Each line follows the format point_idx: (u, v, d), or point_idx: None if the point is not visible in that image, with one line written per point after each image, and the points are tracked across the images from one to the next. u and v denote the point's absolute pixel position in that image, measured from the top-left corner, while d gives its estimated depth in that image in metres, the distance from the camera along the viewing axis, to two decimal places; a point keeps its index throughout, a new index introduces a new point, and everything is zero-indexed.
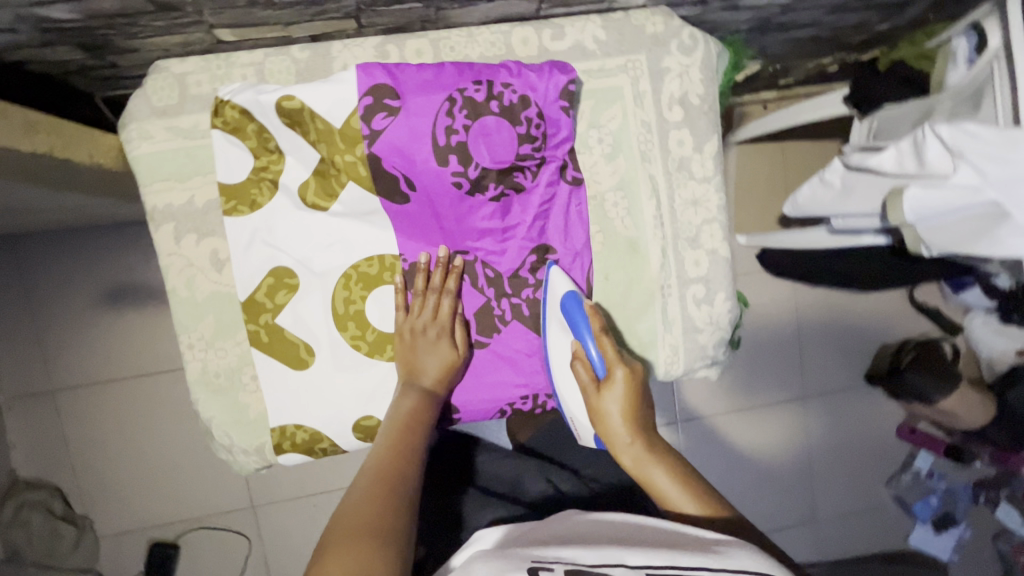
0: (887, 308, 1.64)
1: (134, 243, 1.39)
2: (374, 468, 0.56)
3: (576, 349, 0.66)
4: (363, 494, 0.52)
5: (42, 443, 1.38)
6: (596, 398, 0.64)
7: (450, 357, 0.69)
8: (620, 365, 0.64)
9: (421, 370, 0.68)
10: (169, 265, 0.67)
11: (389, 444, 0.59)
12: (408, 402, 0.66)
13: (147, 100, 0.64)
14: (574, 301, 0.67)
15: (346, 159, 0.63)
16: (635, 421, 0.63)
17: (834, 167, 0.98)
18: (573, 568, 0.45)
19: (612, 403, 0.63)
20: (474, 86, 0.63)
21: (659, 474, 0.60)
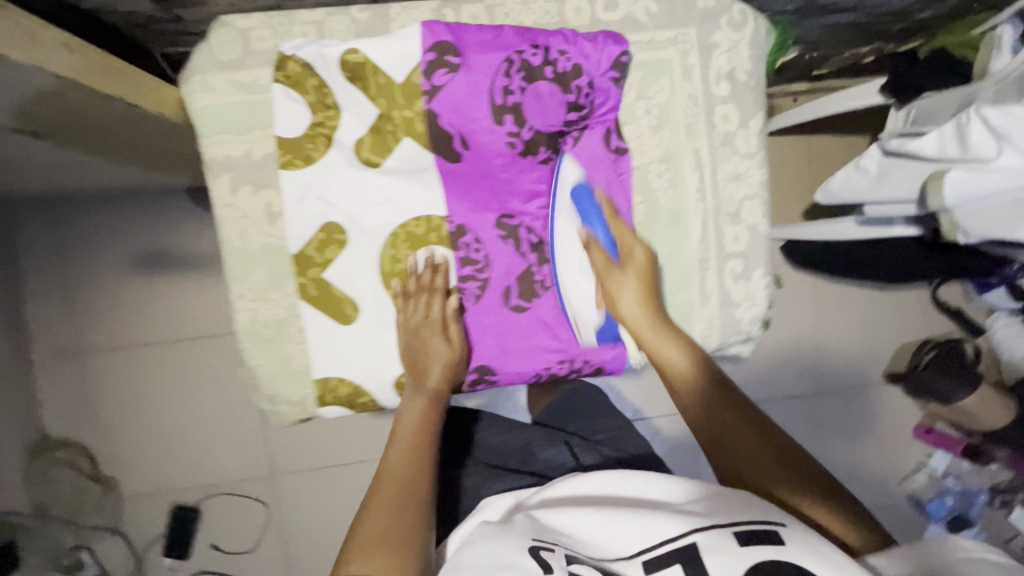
0: (909, 307, 1.63)
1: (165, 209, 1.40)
2: (395, 482, 0.56)
3: (589, 238, 0.70)
4: (390, 516, 0.53)
5: (71, 403, 1.41)
6: (617, 276, 0.69)
7: (448, 353, 0.70)
8: (638, 248, 0.70)
9: (422, 369, 0.69)
10: (225, 216, 0.68)
11: (406, 452, 0.60)
12: (417, 405, 0.66)
13: (210, 53, 0.66)
14: (584, 193, 0.70)
15: (405, 115, 0.66)
16: (649, 303, 0.69)
17: (870, 154, 1.00)
18: (571, 553, 0.49)
19: (629, 284, 0.69)
20: (531, 50, 0.64)
21: (671, 350, 0.67)
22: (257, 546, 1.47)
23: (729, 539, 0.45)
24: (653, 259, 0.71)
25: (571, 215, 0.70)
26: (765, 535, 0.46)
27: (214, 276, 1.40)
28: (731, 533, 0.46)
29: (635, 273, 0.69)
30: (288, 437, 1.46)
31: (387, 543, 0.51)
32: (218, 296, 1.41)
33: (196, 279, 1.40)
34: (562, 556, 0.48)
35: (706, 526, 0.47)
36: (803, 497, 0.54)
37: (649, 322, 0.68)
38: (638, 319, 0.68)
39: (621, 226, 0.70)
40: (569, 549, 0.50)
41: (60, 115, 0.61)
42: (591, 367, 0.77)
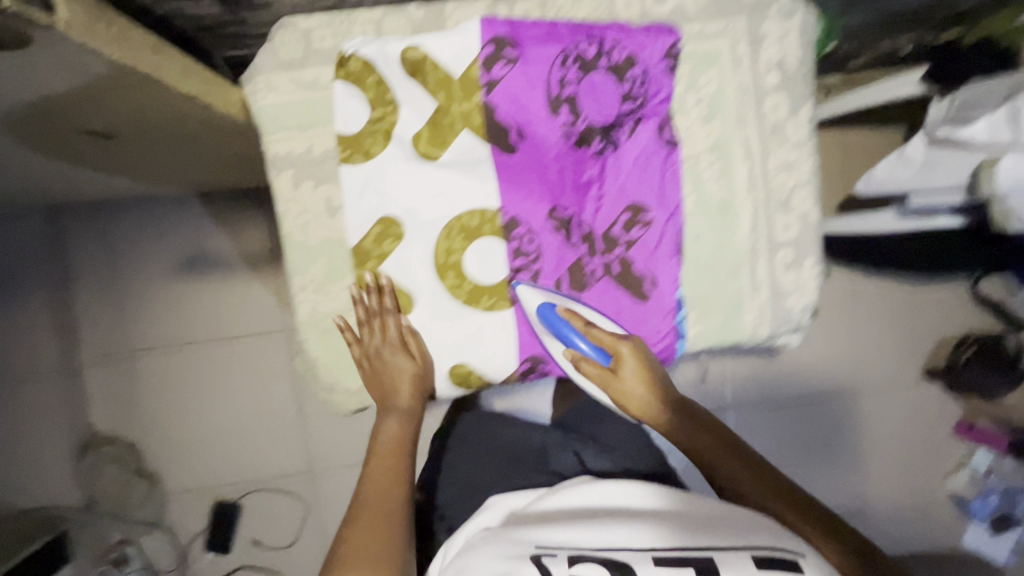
0: (956, 303, 1.56)
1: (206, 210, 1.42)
2: (375, 504, 0.62)
3: (575, 353, 0.70)
4: (373, 534, 0.58)
5: (116, 402, 1.43)
6: (613, 380, 0.70)
7: (411, 370, 0.73)
8: (621, 345, 0.69)
9: (388, 391, 0.72)
10: (288, 210, 0.71)
11: (385, 475, 0.66)
12: (392, 424, 0.71)
13: (274, 54, 0.68)
14: (550, 310, 0.70)
15: (463, 108, 0.67)
16: (653, 388, 0.70)
17: (914, 143, 0.99)
18: (576, 553, 0.54)
19: (629, 385, 0.69)
20: (586, 42, 0.66)
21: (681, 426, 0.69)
22: (296, 542, 1.48)
23: (745, 561, 0.51)
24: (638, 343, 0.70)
25: (555, 340, 0.70)
26: (779, 559, 0.51)
27: (253, 277, 1.43)
28: (748, 555, 0.51)
29: (630, 370, 0.69)
30: (324, 434, 1.47)
31: (371, 556, 0.56)
32: (257, 296, 1.44)
33: (236, 280, 1.43)
34: (564, 559, 0.54)
35: (720, 546, 0.53)
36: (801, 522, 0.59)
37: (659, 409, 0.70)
38: (651, 410, 0.70)
39: (597, 331, 0.69)
40: (573, 548, 0.55)
41: (136, 114, 0.63)
42: None
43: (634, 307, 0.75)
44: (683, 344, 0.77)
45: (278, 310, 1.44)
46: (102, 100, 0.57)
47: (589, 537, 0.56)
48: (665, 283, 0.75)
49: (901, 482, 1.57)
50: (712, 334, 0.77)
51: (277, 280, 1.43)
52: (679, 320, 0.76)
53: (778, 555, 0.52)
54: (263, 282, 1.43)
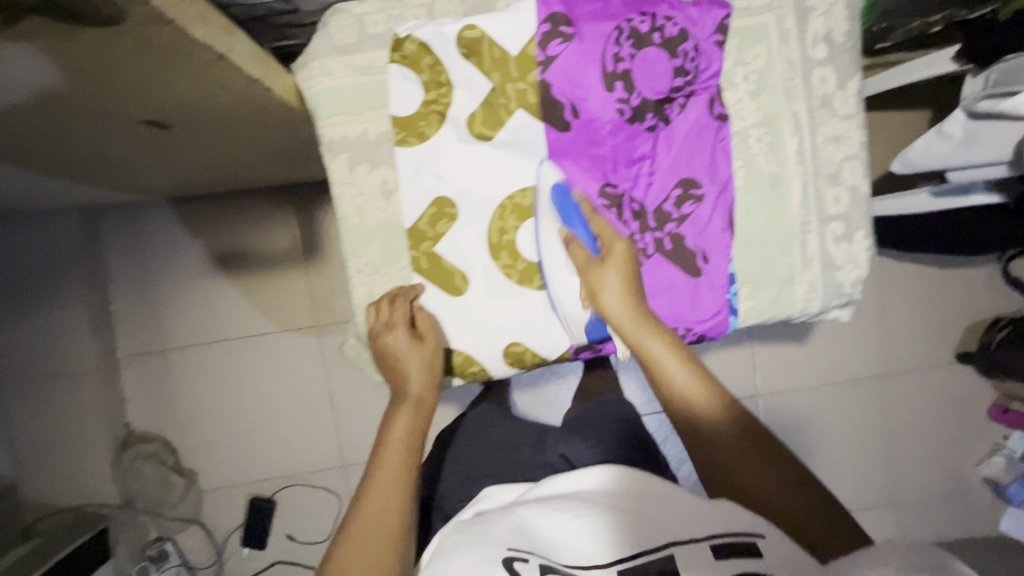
0: (986, 282, 1.54)
1: (234, 207, 1.43)
2: (380, 521, 0.55)
3: (568, 235, 0.71)
4: (368, 554, 0.53)
5: (152, 400, 1.46)
6: (598, 270, 0.69)
7: (430, 364, 0.69)
8: (618, 241, 0.70)
9: (406, 384, 0.67)
10: (343, 194, 0.72)
11: (392, 486, 0.58)
12: (403, 418, 0.65)
13: (329, 39, 0.69)
14: (563, 193, 0.71)
15: (519, 87, 0.68)
16: (633, 297, 0.68)
17: (954, 118, 0.99)
18: (545, 561, 0.52)
19: (610, 278, 0.68)
20: (640, 18, 0.66)
21: (659, 344, 0.65)
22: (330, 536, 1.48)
23: (704, 551, 0.50)
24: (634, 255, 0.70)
25: (552, 216, 0.72)
26: (744, 549, 0.50)
27: (284, 274, 1.44)
28: (709, 547, 0.51)
29: (616, 265, 0.68)
30: (356, 428, 1.48)
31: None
32: (288, 292, 1.44)
33: (268, 277, 1.44)
34: (537, 566, 0.50)
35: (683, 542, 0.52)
36: (786, 519, 0.56)
37: (631, 316, 0.66)
38: (621, 313, 0.67)
39: (601, 222, 0.71)
40: (544, 557, 0.53)
41: (198, 99, 0.65)
42: (695, 334, 0.77)
43: (687, 283, 0.75)
44: (736, 319, 0.77)
45: (309, 306, 1.45)
46: (172, 83, 0.58)
47: (560, 548, 0.54)
48: (717, 258, 0.75)
49: (932, 466, 1.56)
50: (764, 309, 0.78)
51: (308, 277, 1.44)
52: (731, 295, 0.76)
53: (743, 544, 0.51)
54: (295, 278, 1.44)
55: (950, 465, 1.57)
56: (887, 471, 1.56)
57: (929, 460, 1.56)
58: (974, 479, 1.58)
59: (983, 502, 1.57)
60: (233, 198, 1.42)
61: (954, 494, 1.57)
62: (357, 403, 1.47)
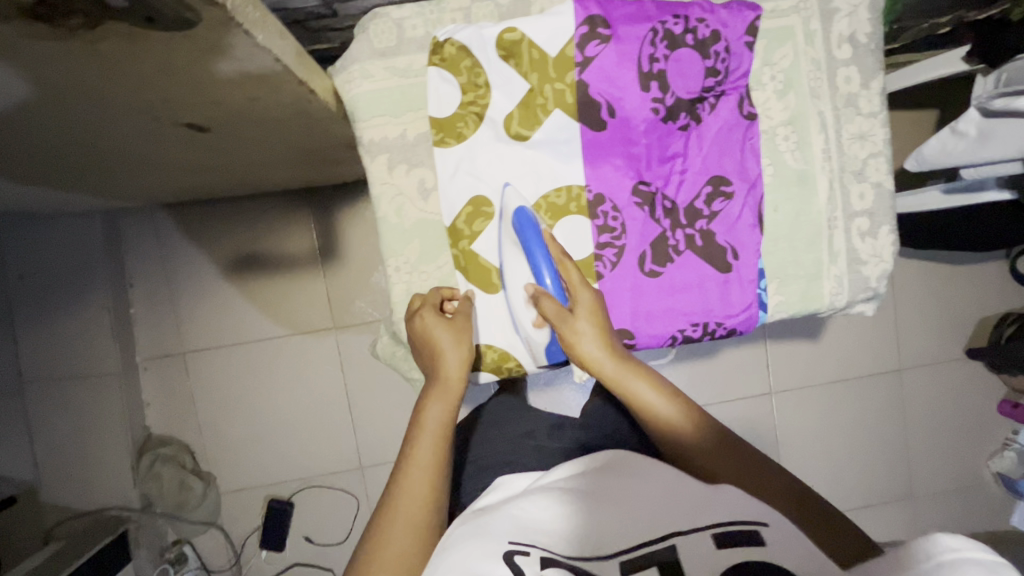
0: (996, 279, 1.56)
1: (253, 210, 1.44)
2: (408, 508, 0.56)
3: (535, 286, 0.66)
4: (396, 547, 0.53)
5: (170, 403, 1.46)
6: (572, 321, 0.64)
7: (465, 353, 0.68)
8: (585, 289, 0.66)
9: (442, 371, 0.66)
10: (382, 193, 0.74)
11: (425, 472, 0.59)
12: (437, 406, 0.64)
13: (369, 43, 0.71)
14: (526, 214, 0.69)
15: (556, 87, 0.70)
16: (606, 339, 0.65)
17: (967, 117, 1.01)
18: (548, 554, 0.49)
19: (584, 327, 0.64)
20: (673, 20, 0.69)
21: (638, 385, 0.64)
22: (348, 539, 1.47)
23: (706, 542, 0.47)
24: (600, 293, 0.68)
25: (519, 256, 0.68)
26: (748, 536, 0.47)
27: (303, 277, 1.45)
28: (709, 535, 0.48)
29: (588, 313, 0.65)
30: (373, 429, 1.47)
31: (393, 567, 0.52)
32: (308, 294, 1.45)
33: (287, 279, 1.45)
34: (538, 559, 0.48)
35: (688, 530, 0.49)
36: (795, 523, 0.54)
37: (609, 359, 0.65)
38: (599, 356, 0.65)
39: (565, 266, 0.67)
40: (548, 548, 0.50)
41: (245, 102, 0.67)
42: (726, 329, 0.78)
43: (716, 280, 0.76)
44: (765, 314, 0.78)
45: (327, 308, 1.45)
46: (224, 85, 0.60)
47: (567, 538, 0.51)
48: (747, 254, 0.76)
49: (943, 459, 1.58)
50: (793, 303, 0.79)
51: (326, 280, 1.45)
52: (761, 289, 0.78)
53: (747, 531, 0.48)
54: (314, 281, 1.45)
55: (962, 459, 1.58)
56: (901, 465, 1.57)
57: (941, 454, 1.58)
58: (986, 474, 1.59)
59: (996, 496, 1.58)
60: (254, 203, 1.44)
61: (967, 489, 1.58)
62: (374, 405, 1.47)
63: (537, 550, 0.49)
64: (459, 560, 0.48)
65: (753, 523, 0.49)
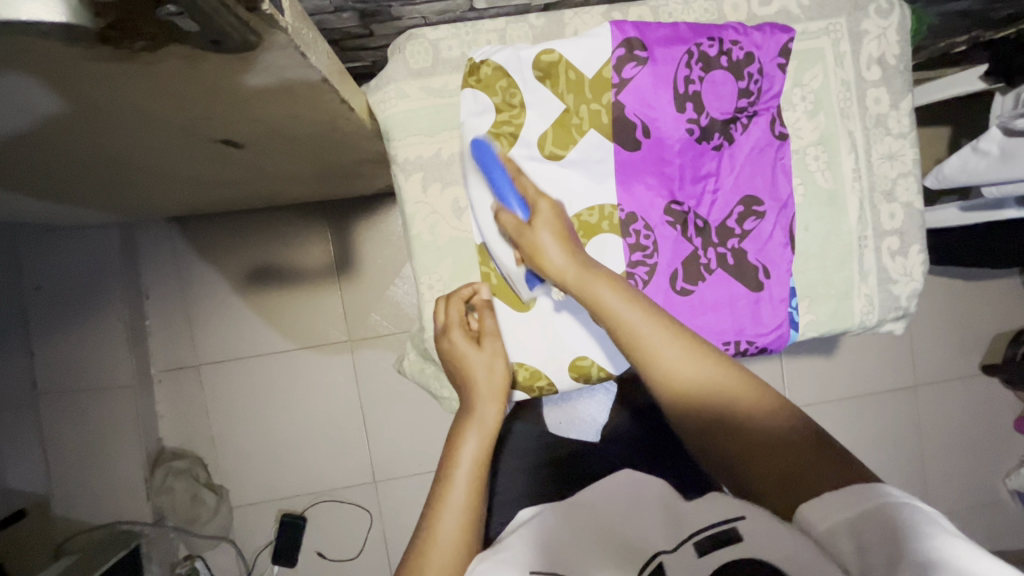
0: (1011, 295, 1.56)
1: (269, 223, 1.44)
2: (446, 544, 0.54)
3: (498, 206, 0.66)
4: None
5: (185, 415, 1.45)
6: (529, 234, 0.62)
7: (501, 381, 0.69)
8: (543, 200, 0.63)
9: (479, 401, 0.66)
10: (416, 211, 0.74)
11: (460, 513, 0.57)
12: (473, 438, 0.63)
13: (405, 63, 0.72)
14: (484, 147, 0.69)
15: (592, 108, 0.71)
16: (569, 246, 0.61)
17: (990, 135, 1.00)
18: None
19: (544, 237, 0.61)
20: (708, 43, 0.69)
21: (605, 293, 0.58)
22: (361, 554, 1.45)
23: (689, 551, 0.47)
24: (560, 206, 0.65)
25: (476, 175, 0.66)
26: (725, 536, 0.46)
27: (320, 290, 1.45)
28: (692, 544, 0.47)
29: (547, 223, 0.62)
30: (387, 443, 1.46)
31: None
32: (323, 308, 1.45)
33: (304, 292, 1.45)
34: None
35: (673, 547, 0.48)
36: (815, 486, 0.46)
37: (574, 268, 0.60)
38: (563, 267, 0.60)
39: (523, 183, 0.66)
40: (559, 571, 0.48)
41: (283, 120, 0.67)
42: (757, 348, 0.77)
43: (747, 298, 0.76)
44: (796, 333, 0.78)
45: (343, 322, 1.45)
46: (267, 105, 0.61)
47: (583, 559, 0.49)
48: (779, 273, 0.76)
49: (960, 476, 1.57)
50: (824, 321, 0.79)
51: (343, 294, 1.45)
52: (792, 308, 0.77)
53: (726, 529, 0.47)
54: (330, 295, 1.45)
55: (979, 475, 1.57)
56: (917, 482, 1.55)
57: (958, 471, 1.57)
58: (1003, 491, 1.57)
59: (1013, 513, 1.57)
60: (269, 215, 1.44)
61: (985, 507, 1.56)
62: (389, 419, 1.46)
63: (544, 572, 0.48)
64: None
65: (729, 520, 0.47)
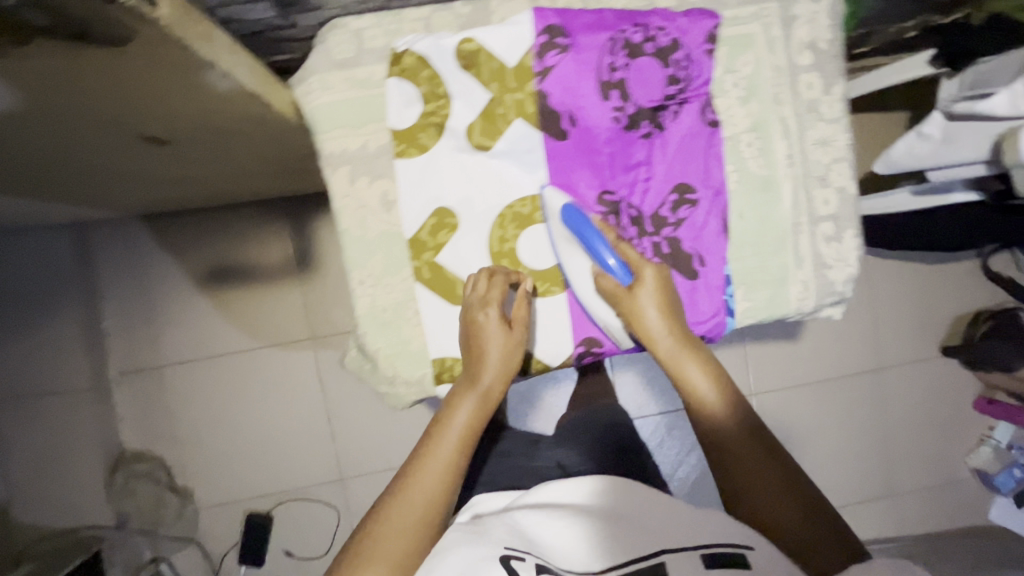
0: (969, 278, 1.58)
1: (224, 221, 1.42)
2: (420, 503, 0.58)
3: (596, 268, 0.71)
4: (400, 535, 0.55)
5: (145, 417, 1.41)
6: (630, 299, 0.69)
7: (509, 361, 0.69)
8: (646, 267, 0.70)
9: (484, 371, 0.68)
10: (345, 206, 0.73)
11: (438, 472, 0.60)
12: (469, 408, 0.65)
13: (328, 54, 0.70)
14: (575, 214, 0.70)
15: (516, 97, 0.70)
16: (669, 315, 0.70)
17: (932, 120, 1.00)
18: (541, 562, 0.54)
19: (647, 302, 0.69)
20: (632, 29, 0.69)
21: (692, 368, 0.69)
22: (329, 552, 1.45)
23: (696, 561, 0.53)
24: (662, 273, 0.72)
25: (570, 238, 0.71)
26: (731, 559, 0.53)
27: (279, 287, 1.43)
28: (698, 557, 0.54)
29: (648, 290, 0.70)
30: (353, 440, 1.45)
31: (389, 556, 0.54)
32: (283, 305, 1.43)
33: (262, 289, 1.43)
34: (533, 566, 0.53)
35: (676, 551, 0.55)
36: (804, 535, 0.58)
37: (669, 337, 0.70)
38: (659, 333, 0.69)
39: (627, 251, 0.71)
40: (540, 557, 0.55)
41: (197, 116, 0.65)
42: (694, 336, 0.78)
43: (682, 286, 0.76)
44: (733, 321, 0.78)
45: (304, 319, 1.43)
46: (173, 102, 0.59)
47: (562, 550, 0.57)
48: (713, 260, 0.76)
49: (923, 456, 1.59)
50: (760, 308, 0.79)
51: (302, 289, 1.43)
52: (728, 296, 0.77)
53: (732, 555, 0.54)
54: (289, 292, 1.43)
55: (940, 454, 1.60)
56: (881, 463, 1.58)
57: (920, 451, 1.59)
58: (963, 470, 1.60)
59: (973, 491, 1.60)
60: (223, 213, 1.41)
61: (946, 486, 1.59)
62: (353, 415, 1.45)
63: (530, 557, 0.54)
64: (455, 567, 0.51)
65: (737, 547, 0.55)
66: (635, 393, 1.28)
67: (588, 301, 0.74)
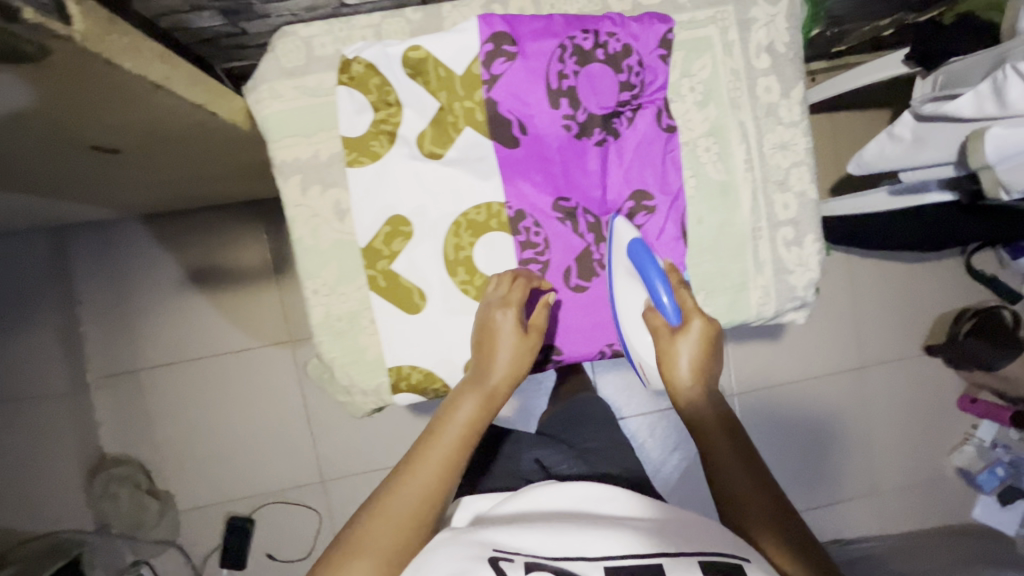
0: (951, 276, 1.57)
1: (200, 225, 1.41)
2: (409, 501, 0.53)
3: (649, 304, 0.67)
4: (386, 532, 0.52)
5: (124, 422, 1.41)
6: (669, 343, 0.63)
7: (519, 362, 0.64)
8: (696, 317, 0.63)
9: (492, 368, 0.63)
10: (297, 214, 0.72)
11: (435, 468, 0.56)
12: (470, 404, 0.60)
13: (277, 62, 0.70)
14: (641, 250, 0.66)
15: (466, 105, 0.70)
16: (703, 368, 0.63)
17: (902, 121, 0.98)
18: (531, 560, 0.50)
19: (682, 350, 0.63)
20: (581, 35, 0.68)
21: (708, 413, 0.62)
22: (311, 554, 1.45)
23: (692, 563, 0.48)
24: (713, 326, 0.64)
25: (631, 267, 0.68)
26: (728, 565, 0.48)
27: (256, 290, 1.43)
28: (696, 561, 0.49)
29: (690, 341, 0.63)
30: (334, 442, 1.45)
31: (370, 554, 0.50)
32: (261, 308, 1.43)
33: (240, 292, 1.43)
34: (521, 565, 0.49)
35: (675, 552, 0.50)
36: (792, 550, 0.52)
37: (696, 387, 0.63)
38: (686, 380, 0.63)
39: (684, 296, 0.65)
40: (530, 554, 0.51)
41: (141, 125, 0.64)
42: None
43: None
44: None
45: (282, 322, 1.43)
46: (109, 113, 0.58)
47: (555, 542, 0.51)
48: None
49: (906, 454, 1.59)
50: (720, 314, 0.78)
51: (280, 293, 1.43)
52: None
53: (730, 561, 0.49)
54: (267, 295, 1.43)
55: (924, 453, 1.59)
56: (864, 462, 1.58)
57: (903, 449, 1.59)
58: (947, 468, 1.60)
59: (957, 488, 1.60)
60: (198, 216, 1.41)
61: (930, 484, 1.59)
62: (334, 417, 1.45)
63: (519, 555, 0.50)
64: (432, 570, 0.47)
65: (736, 556, 0.50)
66: (617, 394, 1.30)
67: (632, 330, 0.70)
